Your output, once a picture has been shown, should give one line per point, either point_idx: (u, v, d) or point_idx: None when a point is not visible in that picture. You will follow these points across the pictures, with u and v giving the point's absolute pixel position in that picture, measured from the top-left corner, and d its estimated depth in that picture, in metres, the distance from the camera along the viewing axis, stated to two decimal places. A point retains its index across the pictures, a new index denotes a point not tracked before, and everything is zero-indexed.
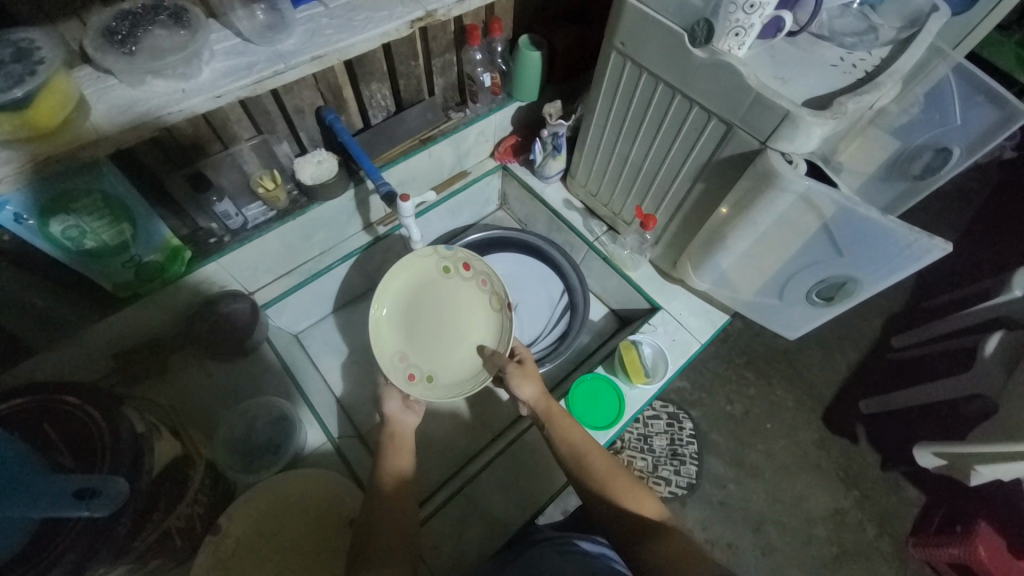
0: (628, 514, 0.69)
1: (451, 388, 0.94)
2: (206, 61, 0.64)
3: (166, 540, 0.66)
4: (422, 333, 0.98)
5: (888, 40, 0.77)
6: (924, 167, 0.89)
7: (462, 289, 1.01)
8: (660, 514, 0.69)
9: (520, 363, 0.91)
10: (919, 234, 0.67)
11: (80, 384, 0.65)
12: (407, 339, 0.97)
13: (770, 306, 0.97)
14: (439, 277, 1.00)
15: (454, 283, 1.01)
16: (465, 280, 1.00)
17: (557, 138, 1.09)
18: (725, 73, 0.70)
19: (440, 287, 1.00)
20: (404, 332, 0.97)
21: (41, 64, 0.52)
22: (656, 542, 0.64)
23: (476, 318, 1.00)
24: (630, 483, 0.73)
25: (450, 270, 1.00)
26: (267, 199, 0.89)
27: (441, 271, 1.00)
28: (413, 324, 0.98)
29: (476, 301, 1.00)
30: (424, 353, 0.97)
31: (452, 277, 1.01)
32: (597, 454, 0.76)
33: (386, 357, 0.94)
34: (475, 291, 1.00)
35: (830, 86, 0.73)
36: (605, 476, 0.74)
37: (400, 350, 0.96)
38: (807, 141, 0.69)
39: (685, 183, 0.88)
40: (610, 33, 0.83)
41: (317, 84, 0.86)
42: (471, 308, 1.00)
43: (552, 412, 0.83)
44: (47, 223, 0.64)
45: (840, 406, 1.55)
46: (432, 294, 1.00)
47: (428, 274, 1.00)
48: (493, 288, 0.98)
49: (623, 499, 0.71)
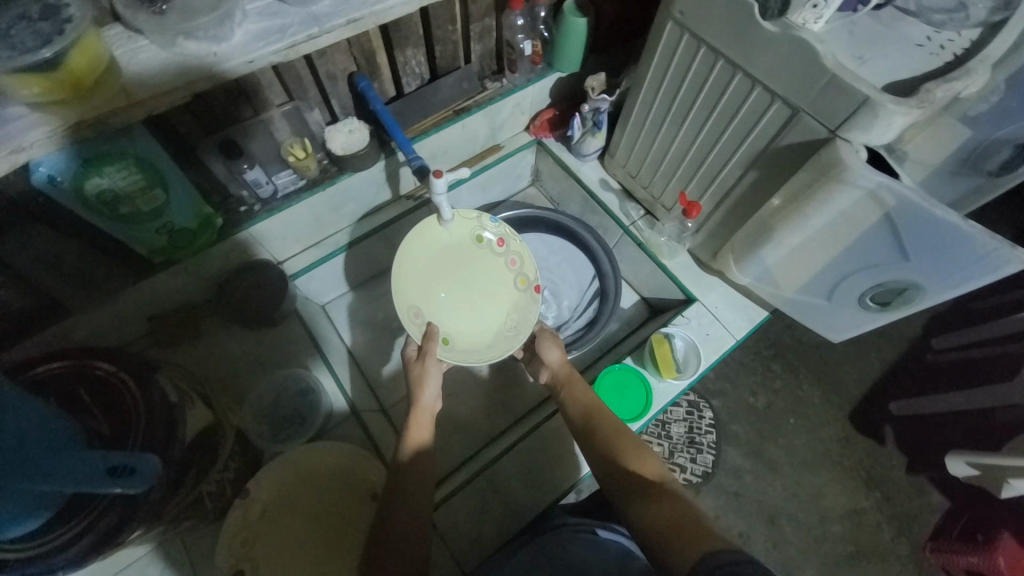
0: (631, 477, 0.69)
1: (462, 353, 0.88)
2: (238, 23, 0.61)
3: (197, 502, 0.69)
4: (436, 293, 0.90)
5: (980, 21, 0.67)
6: (1003, 163, 0.81)
7: (489, 263, 0.93)
8: (661, 477, 0.68)
9: (541, 333, 0.94)
10: (1001, 242, 0.61)
11: (116, 350, 0.65)
12: (422, 295, 0.88)
13: (817, 306, 0.91)
14: (469, 244, 0.92)
15: (484, 255, 0.93)
16: (495, 256, 0.93)
17: (598, 114, 1.02)
18: (798, 50, 0.63)
19: (468, 254, 0.92)
20: (420, 290, 0.88)
21: (69, 22, 0.49)
22: (658, 505, 0.63)
23: (496, 292, 0.94)
24: (637, 446, 0.73)
25: (483, 242, 0.93)
26: (297, 167, 0.87)
27: (473, 240, 0.92)
28: (429, 284, 0.89)
29: (500, 277, 0.94)
30: (438, 314, 0.89)
31: (483, 248, 0.93)
32: (606, 420, 0.78)
33: (403, 311, 0.84)
34: (501, 268, 0.94)
35: (914, 69, 0.65)
36: (612, 440, 0.75)
37: (414, 304, 0.86)
38: (884, 132, 0.62)
39: (736, 170, 0.82)
40: (668, 2, 0.76)
41: (350, 48, 0.82)
42: (495, 282, 0.93)
43: (570, 380, 0.86)
44: (81, 183, 0.63)
45: (871, 406, 1.49)
46: (456, 259, 0.92)
47: (459, 240, 0.92)
48: (522, 270, 0.94)
49: (628, 460, 0.71)
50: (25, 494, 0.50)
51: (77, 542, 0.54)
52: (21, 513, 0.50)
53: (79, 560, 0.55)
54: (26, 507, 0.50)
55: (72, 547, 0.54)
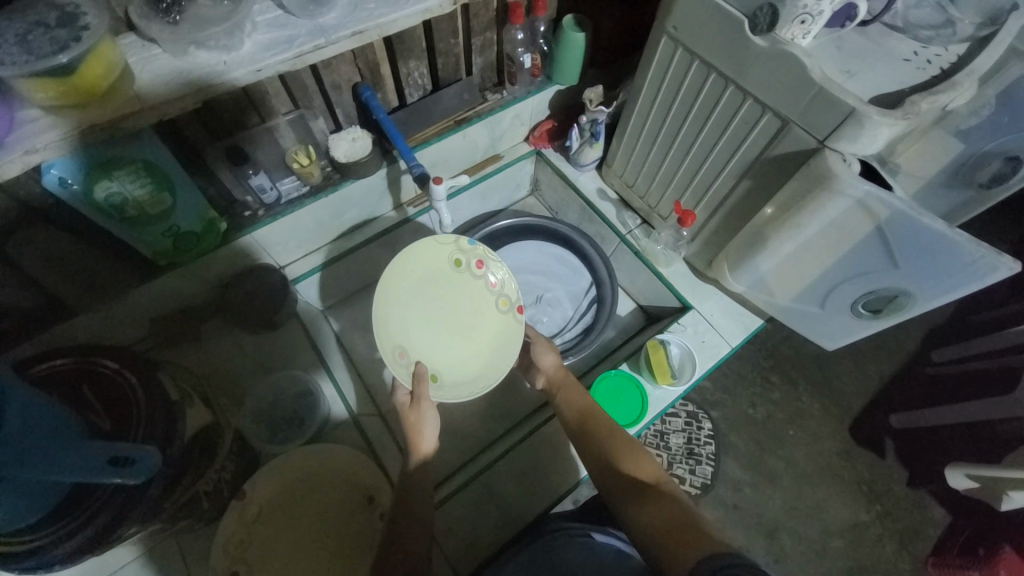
0: (627, 480, 0.70)
1: (456, 388, 0.87)
2: (248, 34, 0.64)
3: (194, 502, 0.70)
4: (420, 328, 0.88)
5: (967, 36, 0.70)
6: (992, 177, 0.81)
7: (470, 288, 0.91)
8: (657, 478, 0.69)
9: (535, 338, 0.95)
10: (986, 249, 0.62)
11: (119, 349, 0.66)
12: (406, 332, 0.86)
13: (810, 314, 0.92)
14: (449, 270, 0.90)
15: (465, 279, 0.91)
16: (476, 279, 0.91)
17: (595, 125, 1.05)
18: (787, 64, 0.65)
19: (450, 281, 0.90)
20: (404, 326, 0.86)
21: (86, 30, 0.51)
22: (653, 506, 0.64)
23: (479, 318, 0.91)
24: (632, 450, 0.74)
25: (462, 265, 0.91)
26: (301, 174, 0.89)
27: (453, 265, 0.90)
28: (413, 318, 0.87)
29: (482, 302, 0.92)
30: (423, 350, 0.87)
31: (462, 272, 0.91)
32: (602, 423, 0.78)
33: (388, 352, 0.82)
34: (483, 292, 0.92)
35: (901, 83, 0.67)
36: (608, 443, 0.75)
37: (399, 342, 0.84)
38: (872, 142, 0.64)
39: (729, 180, 0.84)
40: (662, 17, 0.78)
41: (355, 59, 0.85)
42: (477, 308, 0.91)
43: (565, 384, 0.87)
44: (91, 187, 0.65)
45: (871, 418, 1.48)
46: (438, 286, 0.90)
47: (437, 266, 0.90)
48: (503, 291, 0.92)
49: (623, 464, 0.72)
50: (24, 487, 0.51)
51: (74, 537, 0.55)
52: (21, 506, 0.51)
53: (75, 554, 0.55)
54: (24, 500, 0.51)
55: (68, 541, 0.54)
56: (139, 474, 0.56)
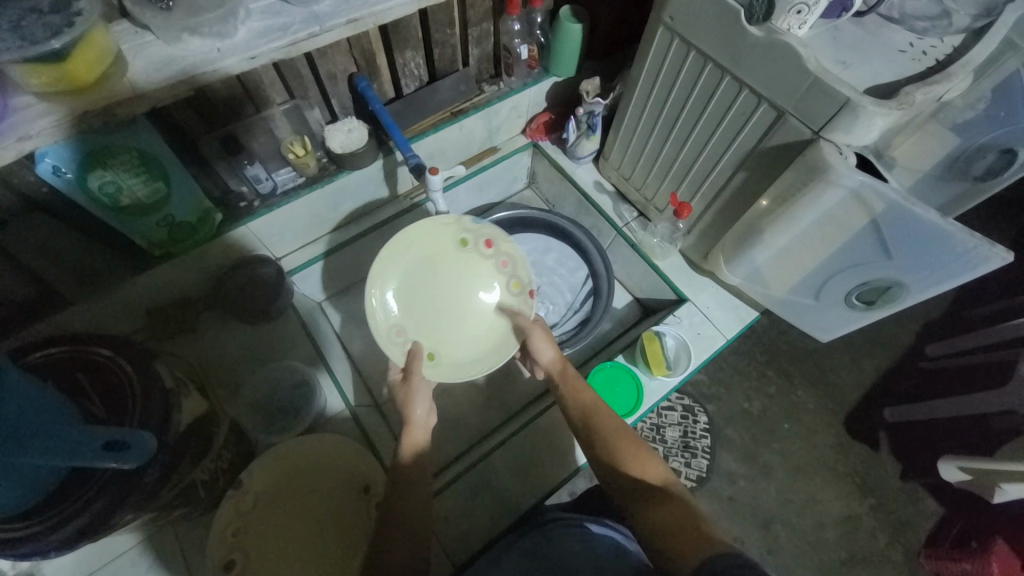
0: (634, 482, 0.69)
1: (452, 367, 0.87)
2: (241, 21, 0.64)
3: (190, 489, 0.70)
4: (424, 307, 0.89)
5: (962, 28, 0.70)
6: (986, 169, 0.81)
7: (477, 267, 0.92)
8: (664, 482, 0.69)
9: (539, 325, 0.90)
10: (980, 240, 0.63)
11: (113, 337, 0.66)
12: (408, 311, 0.88)
13: (804, 305, 0.93)
14: (454, 249, 0.91)
15: (470, 258, 0.92)
16: (484, 258, 0.92)
17: (592, 117, 1.05)
18: (782, 54, 0.65)
19: (455, 260, 0.91)
20: (404, 304, 0.88)
21: (79, 16, 0.51)
22: (662, 509, 0.64)
23: (487, 299, 0.91)
24: (638, 450, 0.73)
25: (468, 244, 0.92)
26: (297, 164, 0.88)
27: (458, 244, 0.91)
28: (416, 296, 0.89)
29: (491, 283, 0.92)
30: (425, 330, 0.88)
31: (469, 251, 0.92)
32: (607, 421, 0.76)
33: (384, 332, 0.85)
34: (492, 272, 0.92)
35: (897, 73, 0.68)
36: (613, 442, 0.74)
37: (399, 322, 0.87)
38: (866, 132, 0.65)
39: (725, 171, 0.84)
40: (659, 6, 0.78)
41: (351, 49, 0.84)
42: (485, 288, 0.91)
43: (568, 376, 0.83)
44: (85, 176, 0.64)
45: (865, 412, 1.49)
46: (444, 266, 0.91)
47: (443, 245, 0.91)
48: (513, 272, 0.92)
49: (629, 465, 0.71)
50: (21, 472, 0.51)
51: (67, 525, 0.54)
52: (17, 492, 0.52)
53: (66, 545, 0.55)
54: (20, 486, 0.51)
55: (61, 530, 0.54)
56: (136, 457, 0.56)
